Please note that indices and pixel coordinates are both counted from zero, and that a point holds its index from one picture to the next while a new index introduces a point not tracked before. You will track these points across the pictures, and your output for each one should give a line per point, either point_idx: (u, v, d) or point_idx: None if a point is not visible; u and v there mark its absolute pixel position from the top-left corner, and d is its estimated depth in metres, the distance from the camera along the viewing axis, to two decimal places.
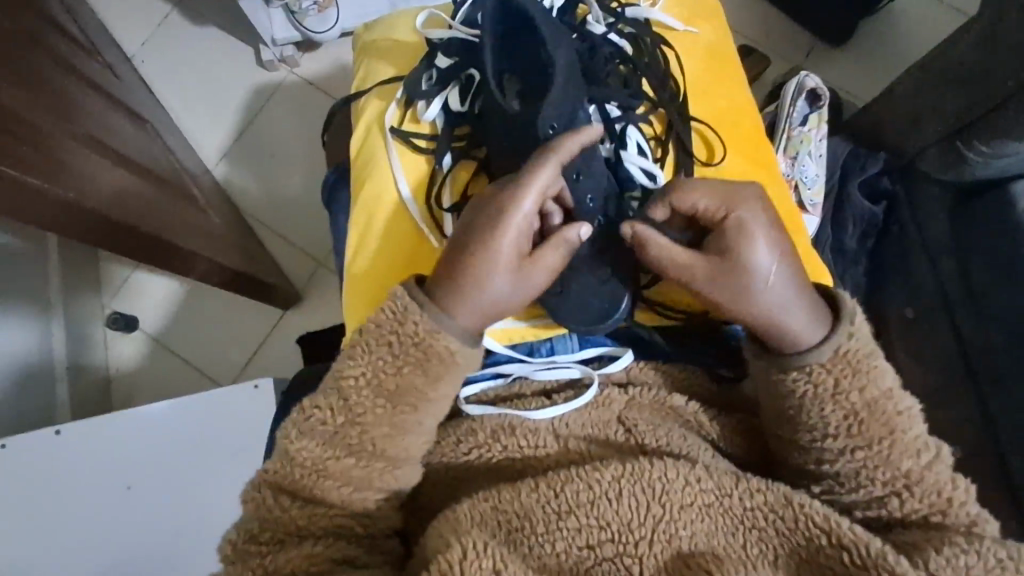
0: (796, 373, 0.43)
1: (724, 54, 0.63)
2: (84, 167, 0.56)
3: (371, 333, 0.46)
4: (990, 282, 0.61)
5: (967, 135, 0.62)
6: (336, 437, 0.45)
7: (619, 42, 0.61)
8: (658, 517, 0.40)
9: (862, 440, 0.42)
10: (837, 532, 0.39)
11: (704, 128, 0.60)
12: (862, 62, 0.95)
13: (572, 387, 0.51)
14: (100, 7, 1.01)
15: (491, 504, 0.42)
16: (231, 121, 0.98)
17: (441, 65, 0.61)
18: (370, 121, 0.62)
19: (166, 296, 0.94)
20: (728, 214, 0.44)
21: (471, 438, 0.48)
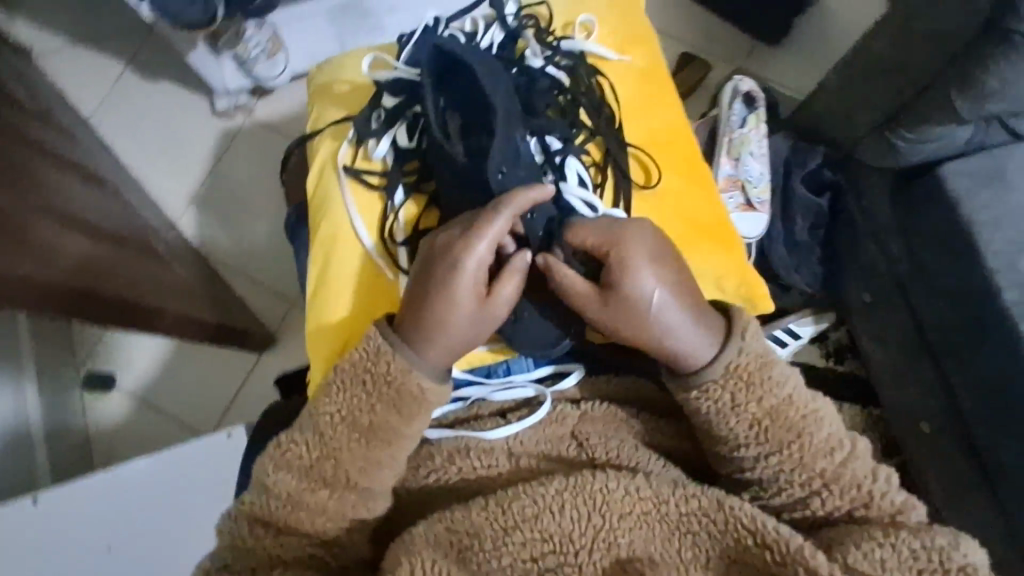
0: (697, 391, 0.59)
1: (655, 78, 0.79)
2: (43, 240, 0.69)
3: (344, 375, 0.60)
4: (930, 260, 0.83)
5: (894, 128, 0.79)
6: (313, 472, 0.59)
7: (556, 74, 0.75)
8: (598, 526, 0.54)
9: (773, 447, 0.58)
10: (762, 533, 0.53)
11: (639, 151, 0.74)
12: (796, 58, 1.21)
13: (527, 405, 0.67)
14: (60, 80, 1.27)
15: (444, 526, 0.56)
16: (190, 173, 1.23)
17: (388, 104, 0.75)
18: (325, 158, 0.76)
19: (141, 357, 1.16)
20: (611, 251, 0.59)
21: (429, 463, 0.64)
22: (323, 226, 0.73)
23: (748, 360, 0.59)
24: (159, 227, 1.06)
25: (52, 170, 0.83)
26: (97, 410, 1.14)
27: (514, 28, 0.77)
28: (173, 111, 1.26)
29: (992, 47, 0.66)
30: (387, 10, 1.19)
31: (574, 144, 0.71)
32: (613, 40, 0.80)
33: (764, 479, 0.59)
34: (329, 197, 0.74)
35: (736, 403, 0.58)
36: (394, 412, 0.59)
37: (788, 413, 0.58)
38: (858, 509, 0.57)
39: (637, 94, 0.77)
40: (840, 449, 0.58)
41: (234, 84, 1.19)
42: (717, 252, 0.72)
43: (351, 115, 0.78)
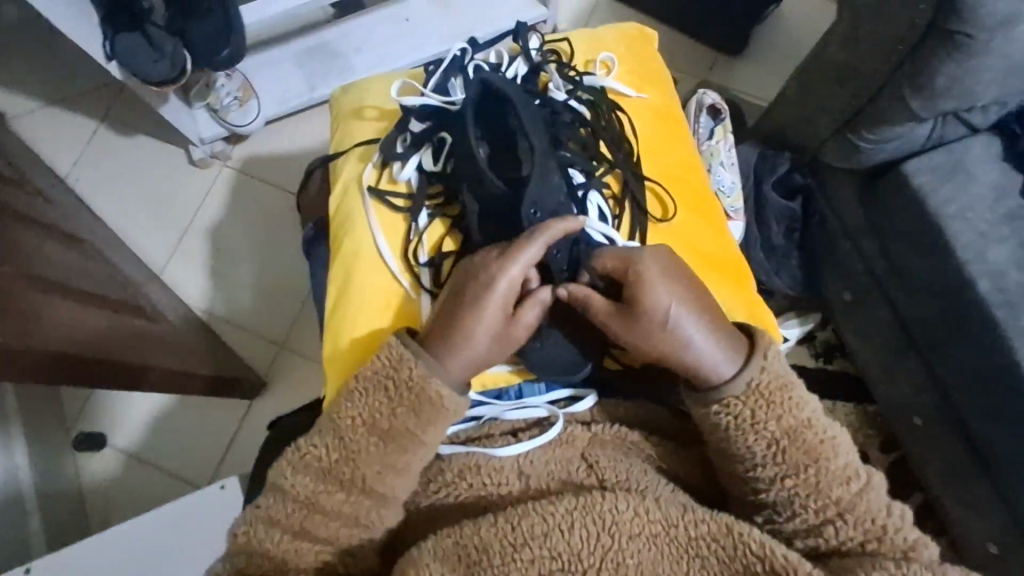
0: (717, 406, 0.57)
1: (670, 114, 0.78)
2: (22, 306, 0.69)
3: (365, 381, 0.58)
4: (906, 255, 0.84)
5: (857, 128, 0.82)
6: (330, 475, 0.58)
7: (579, 107, 0.73)
8: (607, 545, 0.50)
9: (789, 468, 0.56)
10: (770, 558, 0.50)
11: (655, 186, 0.73)
12: (758, 67, 1.24)
13: (539, 425, 0.64)
14: (36, 141, 1.27)
15: (452, 541, 0.52)
16: (171, 224, 1.24)
17: (414, 130, 0.73)
18: (348, 179, 0.74)
19: (131, 411, 1.15)
20: (630, 270, 0.59)
21: (441, 478, 0.61)
22: (345, 243, 0.71)
23: (769, 380, 0.58)
24: (142, 282, 1.06)
25: (29, 235, 0.83)
26: (92, 470, 1.13)
27: (538, 63, 0.76)
28: (152, 163, 1.27)
29: (939, 47, 0.68)
30: (353, 50, 1.23)
31: (596, 178, 0.69)
32: (630, 77, 0.78)
33: (777, 502, 0.57)
34: (352, 216, 0.72)
35: (756, 421, 0.57)
36: (412, 417, 0.58)
37: (806, 436, 0.57)
38: (871, 542, 0.54)
39: (654, 130, 0.76)
40: (856, 479, 0.56)
41: (208, 132, 1.19)
42: (731, 290, 0.71)
43: (378, 138, 0.76)
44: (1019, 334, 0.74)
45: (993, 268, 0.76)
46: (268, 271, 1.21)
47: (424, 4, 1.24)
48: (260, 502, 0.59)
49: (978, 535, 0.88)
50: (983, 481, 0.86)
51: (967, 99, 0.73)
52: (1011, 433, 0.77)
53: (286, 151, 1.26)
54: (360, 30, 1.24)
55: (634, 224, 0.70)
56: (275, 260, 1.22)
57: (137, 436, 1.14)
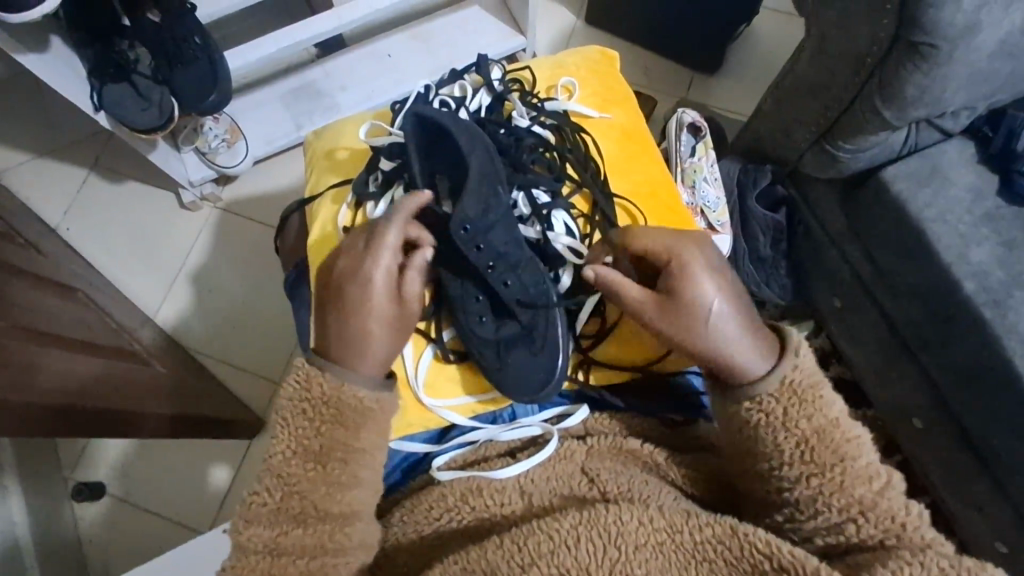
0: (749, 403, 0.57)
1: (634, 132, 0.79)
2: (16, 357, 0.69)
3: (285, 411, 0.56)
4: (889, 259, 0.85)
5: (835, 139, 0.84)
6: (281, 514, 0.54)
7: (543, 132, 0.74)
8: (615, 558, 0.47)
9: (815, 467, 0.54)
10: (778, 555, 0.47)
11: (625, 202, 0.74)
12: (735, 84, 1.27)
13: (533, 444, 0.64)
14: (26, 192, 1.28)
15: (460, 567, 0.48)
16: (160, 266, 1.24)
17: (386, 167, 0.73)
18: (324, 221, 0.75)
19: (129, 457, 1.14)
20: (670, 258, 0.60)
21: (443, 503, 0.58)
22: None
23: (802, 378, 0.56)
24: (135, 327, 1.06)
25: (21, 287, 0.83)
26: (92, 518, 1.11)
27: (501, 92, 0.77)
28: (141, 209, 1.28)
29: (905, 59, 0.70)
30: (338, 89, 1.25)
31: (563, 198, 0.70)
32: (593, 100, 0.80)
33: (800, 501, 0.54)
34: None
35: (786, 419, 0.55)
36: (340, 428, 0.56)
37: (834, 434, 0.54)
38: (891, 540, 0.51)
39: (619, 149, 0.77)
40: (878, 479, 0.53)
41: (197, 174, 1.20)
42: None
43: (350, 179, 0.77)
44: (1008, 332, 0.75)
45: (977, 268, 0.78)
46: (259, 309, 1.21)
47: (406, 40, 1.27)
48: None
49: (987, 535, 0.88)
50: (985, 480, 0.86)
51: (938, 107, 0.75)
52: (1008, 429, 0.77)
53: (271, 189, 1.28)
54: (344, 68, 1.26)
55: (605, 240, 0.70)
56: (266, 296, 1.22)
57: (135, 482, 1.13)
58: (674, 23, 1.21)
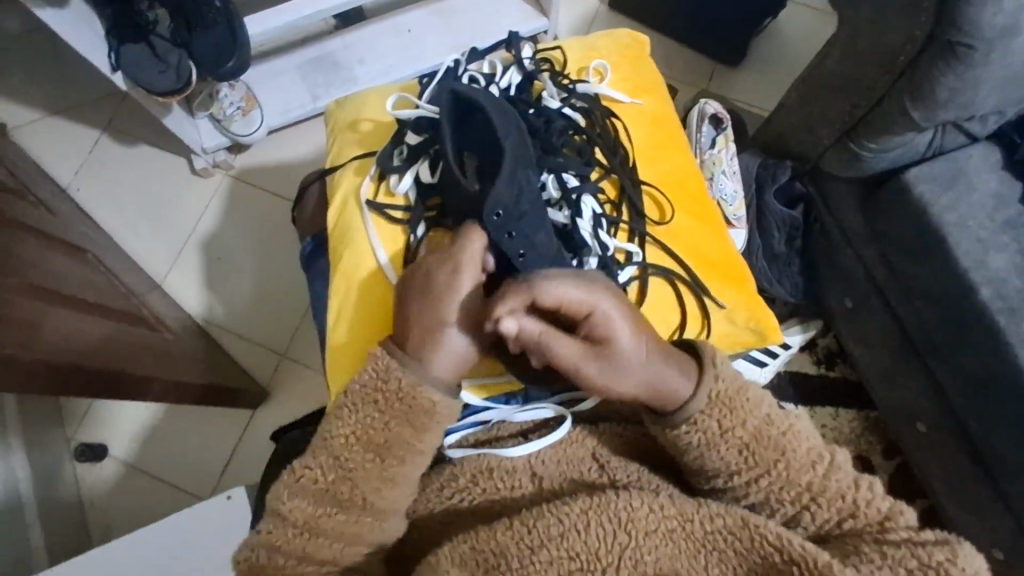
0: (686, 427, 0.54)
1: (665, 119, 0.78)
2: (27, 316, 0.69)
3: (355, 395, 0.57)
4: (905, 262, 0.85)
5: (857, 137, 0.83)
6: (328, 496, 0.56)
7: (573, 115, 0.73)
8: (625, 543, 0.47)
9: (760, 469, 0.53)
10: (788, 548, 0.47)
11: (652, 190, 0.73)
12: (758, 77, 1.25)
13: (545, 425, 0.63)
14: (37, 150, 1.27)
15: (470, 546, 0.48)
16: (169, 232, 1.24)
17: (412, 142, 0.73)
18: (347, 193, 0.74)
19: (132, 421, 1.14)
20: (591, 308, 0.52)
21: (453, 483, 0.58)
22: (344, 255, 0.71)
23: (727, 388, 0.55)
24: (144, 292, 1.06)
25: (31, 245, 0.82)
26: (93, 479, 1.12)
27: (532, 71, 0.76)
28: (152, 173, 1.27)
29: (939, 58, 0.69)
30: (357, 61, 1.23)
31: (590, 182, 0.70)
32: (624, 84, 0.79)
33: (755, 503, 0.54)
34: (351, 230, 0.71)
35: (723, 429, 0.54)
36: (407, 427, 0.56)
37: (770, 433, 0.54)
38: (847, 520, 0.52)
39: (648, 136, 0.76)
40: (821, 462, 0.54)
41: (211, 142, 1.19)
42: (731, 290, 0.71)
43: (374, 152, 0.76)
44: (1021, 342, 0.75)
45: (994, 276, 0.77)
46: (268, 281, 1.21)
47: (427, 16, 1.25)
48: (263, 527, 0.56)
49: (983, 541, 0.89)
50: (984, 487, 0.86)
51: (967, 110, 0.74)
52: (1013, 438, 0.77)
53: (285, 160, 1.27)
54: (363, 42, 1.24)
55: (632, 226, 0.70)
56: (277, 268, 1.22)
57: (136, 445, 1.13)
58: (701, 12, 1.19)
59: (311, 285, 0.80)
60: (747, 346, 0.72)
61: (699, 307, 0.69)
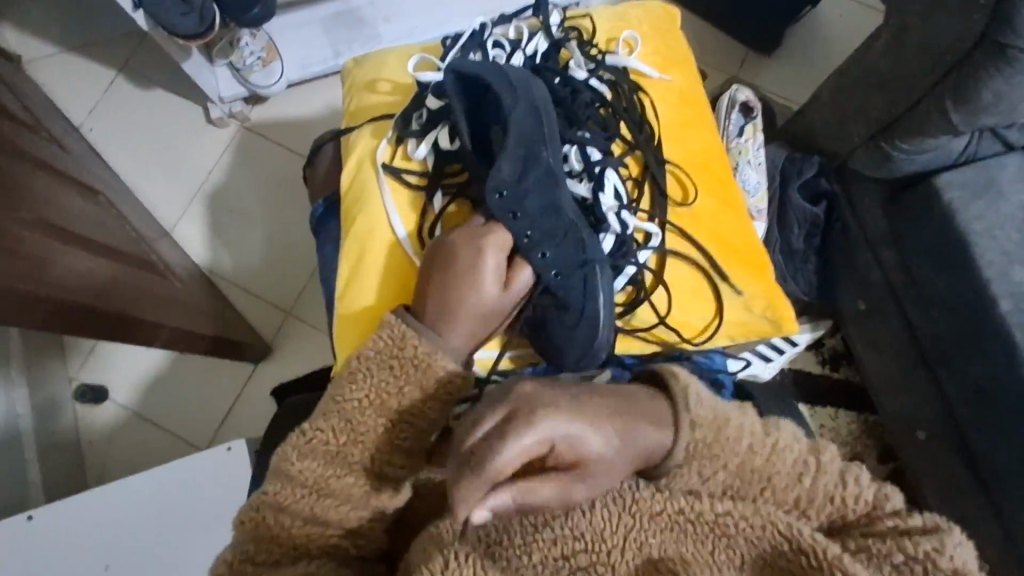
0: (664, 482, 0.49)
1: (692, 97, 0.76)
2: (37, 252, 0.68)
3: (368, 362, 0.56)
4: (927, 268, 0.83)
5: (889, 137, 0.82)
6: (338, 459, 0.55)
7: (599, 87, 0.72)
8: (630, 525, 0.47)
9: (744, 498, 0.50)
10: (798, 539, 0.46)
11: (677, 169, 0.72)
12: (790, 67, 1.22)
13: None
14: (53, 87, 1.25)
15: (468, 520, 0.47)
16: (180, 180, 1.22)
17: (431, 106, 0.70)
18: (363, 155, 0.72)
19: (133, 366, 1.14)
20: (551, 446, 0.44)
21: (457, 455, 0.57)
22: (357, 219, 0.69)
23: (703, 435, 0.49)
24: (154, 238, 1.05)
25: (43, 181, 0.81)
26: (91, 420, 1.12)
27: (559, 39, 0.74)
28: (166, 118, 1.25)
29: (988, 61, 0.67)
30: (382, 19, 1.21)
31: (613, 157, 0.68)
32: (654, 59, 0.76)
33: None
34: (366, 194, 0.70)
35: (707, 480, 0.49)
36: (419, 392, 0.56)
37: (752, 467, 0.49)
38: (836, 517, 0.50)
39: (676, 114, 0.74)
40: (806, 471, 0.50)
41: (229, 92, 1.17)
42: (752, 278, 0.70)
43: (392, 114, 0.74)
44: None
45: (1015, 288, 0.76)
46: (277, 236, 1.20)
47: None
48: (267, 488, 0.55)
49: None
50: (979, 499, 0.86)
51: (1009, 116, 0.72)
52: (1017, 454, 0.77)
53: (301, 114, 1.25)
54: None
55: (653, 207, 0.68)
56: (286, 223, 1.20)
57: (137, 391, 1.13)
58: None
59: (324, 243, 0.78)
60: (763, 336, 0.71)
61: (712, 293, 0.69)
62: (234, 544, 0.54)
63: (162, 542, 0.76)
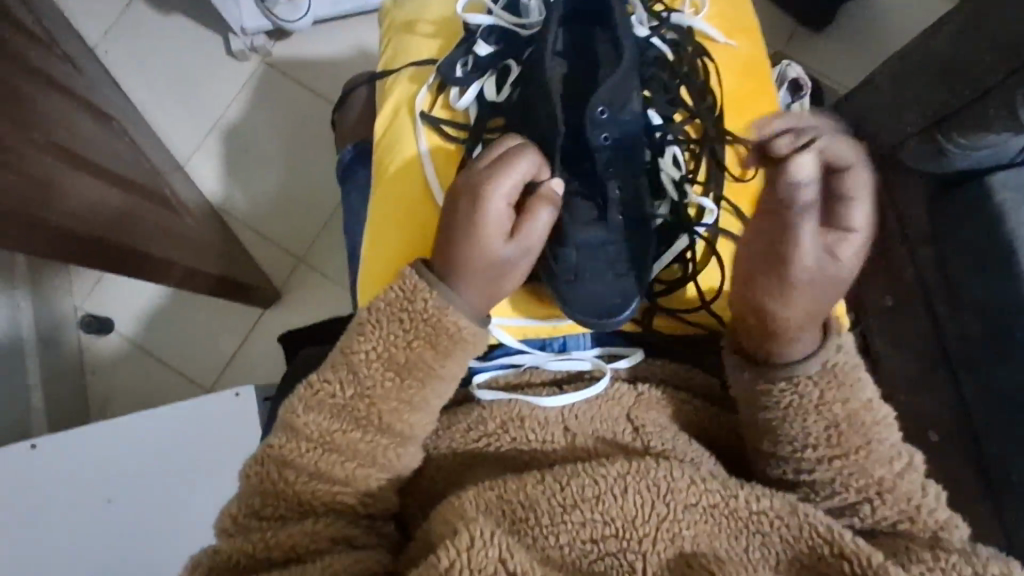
0: (784, 383, 0.54)
1: (759, 67, 0.71)
2: (49, 177, 0.65)
3: (380, 312, 0.55)
4: (965, 272, 0.79)
5: (946, 129, 0.77)
6: (345, 413, 0.53)
7: (661, 46, 0.69)
8: (662, 515, 0.46)
9: (838, 450, 0.53)
10: (839, 543, 0.45)
11: (738, 143, 0.68)
12: (842, 47, 1.17)
13: (581, 378, 0.61)
14: (68, 2, 1.20)
15: (496, 494, 0.48)
16: (196, 113, 1.18)
17: (480, 52, 0.67)
18: (399, 100, 0.68)
19: (138, 301, 1.12)
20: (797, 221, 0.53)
21: (482, 426, 0.56)
22: (390, 167, 0.66)
23: (843, 361, 0.55)
24: (167, 170, 1.01)
25: (56, 102, 0.77)
26: (94, 351, 1.11)
27: None
28: (185, 46, 1.19)
29: None
30: None
31: (674, 123, 0.66)
32: (721, 22, 0.72)
33: (818, 481, 0.54)
34: (400, 142, 0.66)
35: (821, 401, 0.54)
36: (429, 350, 0.54)
37: (865, 418, 0.53)
38: (905, 522, 0.51)
39: (742, 83, 0.70)
40: (900, 459, 0.53)
41: (252, 24, 1.12)
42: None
43: (434, 59, 0.70)
44: None
45: None
46: (294, 179, 1.16)
47: None
48: (273, 440, 0.53)
49: None
50: None
51: None
52: None
53: (327, 54, 1.19)
54: None
55: (709, 180, 0.65)
56: (305, 166, 1.16)
57: (141, 325, 1.12)
58: None
59: (350, 191, 0.75)
60: None
61: None
62: (241, 496, 0.53)
63: (165, 480, 0.75)
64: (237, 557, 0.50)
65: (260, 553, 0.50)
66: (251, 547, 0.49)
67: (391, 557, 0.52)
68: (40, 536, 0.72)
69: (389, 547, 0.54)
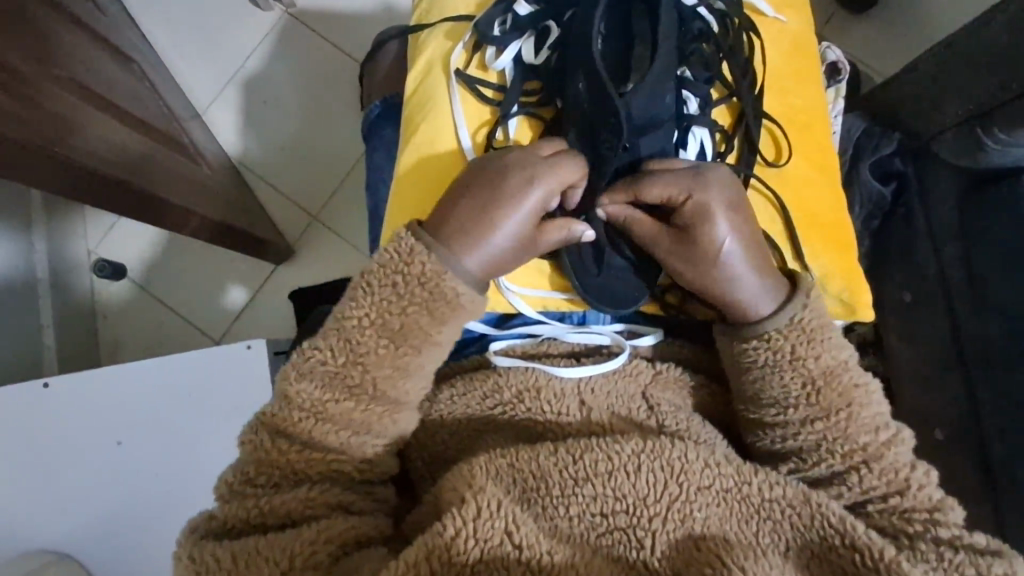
0: (756, 341, 0.54)
1: (806, 44, 0.70)
2: (69, 117, 0.64)
3: (372, 276, 0.53)
4: (990, 271, 0.77)
5: (988, 124, 0.74)
6: (337, 380, 0.53)
7: (708, 17, 0.65)
8: (674, 495, 0.46)
9: (820, 411, 0.53)
10: (850, 534, 0.45)
11: (772, 125, 0.67)
12: (883, 34, 1.13)
13: (599, 352, 0.61)
14: None
15: (508, 462, 0.48)
16: (218, 61, 1.16)
17: (520, 13, 0.65)
18: (434, 58, 0.67)
19: (149, 247, 1.12)
20: (689, 203, 0.55)
21: (498, 395, 0.56)
22: (422, 128, 0.64)
23: (812, 317, 0.54)
24: (186, 118, 1.00)
25: (76, 40, 0.75)
26: (106, 295, 1.11)
27: None
28: None
29: None
30: None
31: (708, 109, 0.64)
32: None
33: (804, 448, 0.53)
34: (432, 102, 0.65)
35: (796, 356, 0.54)
36: (426, 315, 0.53)
37: (841, 376, 0.53)
38: (894, 496, 0.51)
39: (784, 62, 0.69)
40: (884, 430, 0.53)
41: None
42: (827, 252, 0.64)
43: (472, 16, 0.68)
44: None
45: None
46: (312, 134, 1.14)
47: None
48: (267, 409, 0.54)
49: None
50: None
51: None
52: None
53: (348, 8, 1.16)
54: None
55: (739, 162, 0.64)
56: (324, 122, 1.15)
57: (153, 273, 1.12)
58: None
59: (376, 150, 0.74)
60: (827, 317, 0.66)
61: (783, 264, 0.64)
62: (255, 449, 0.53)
63: (176, 427, 0.76)
64: (233, 523, 0.50)
65: (255, 519, 0.50)
66: (246, 513, 0.50)
67: (392, 525, 0.53)
68: (51, 472, 0.74)
69: (390, 510, 0.55)
